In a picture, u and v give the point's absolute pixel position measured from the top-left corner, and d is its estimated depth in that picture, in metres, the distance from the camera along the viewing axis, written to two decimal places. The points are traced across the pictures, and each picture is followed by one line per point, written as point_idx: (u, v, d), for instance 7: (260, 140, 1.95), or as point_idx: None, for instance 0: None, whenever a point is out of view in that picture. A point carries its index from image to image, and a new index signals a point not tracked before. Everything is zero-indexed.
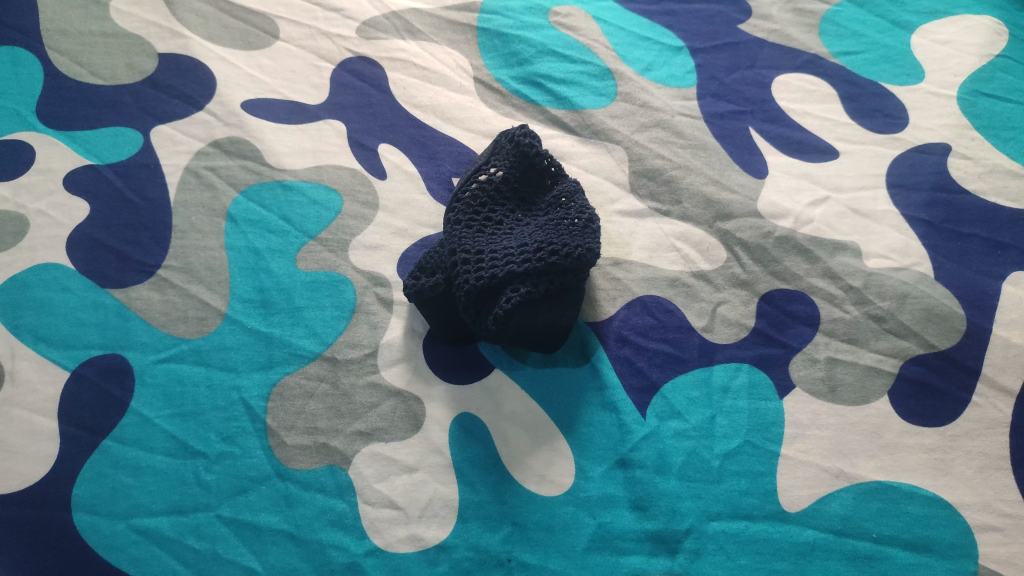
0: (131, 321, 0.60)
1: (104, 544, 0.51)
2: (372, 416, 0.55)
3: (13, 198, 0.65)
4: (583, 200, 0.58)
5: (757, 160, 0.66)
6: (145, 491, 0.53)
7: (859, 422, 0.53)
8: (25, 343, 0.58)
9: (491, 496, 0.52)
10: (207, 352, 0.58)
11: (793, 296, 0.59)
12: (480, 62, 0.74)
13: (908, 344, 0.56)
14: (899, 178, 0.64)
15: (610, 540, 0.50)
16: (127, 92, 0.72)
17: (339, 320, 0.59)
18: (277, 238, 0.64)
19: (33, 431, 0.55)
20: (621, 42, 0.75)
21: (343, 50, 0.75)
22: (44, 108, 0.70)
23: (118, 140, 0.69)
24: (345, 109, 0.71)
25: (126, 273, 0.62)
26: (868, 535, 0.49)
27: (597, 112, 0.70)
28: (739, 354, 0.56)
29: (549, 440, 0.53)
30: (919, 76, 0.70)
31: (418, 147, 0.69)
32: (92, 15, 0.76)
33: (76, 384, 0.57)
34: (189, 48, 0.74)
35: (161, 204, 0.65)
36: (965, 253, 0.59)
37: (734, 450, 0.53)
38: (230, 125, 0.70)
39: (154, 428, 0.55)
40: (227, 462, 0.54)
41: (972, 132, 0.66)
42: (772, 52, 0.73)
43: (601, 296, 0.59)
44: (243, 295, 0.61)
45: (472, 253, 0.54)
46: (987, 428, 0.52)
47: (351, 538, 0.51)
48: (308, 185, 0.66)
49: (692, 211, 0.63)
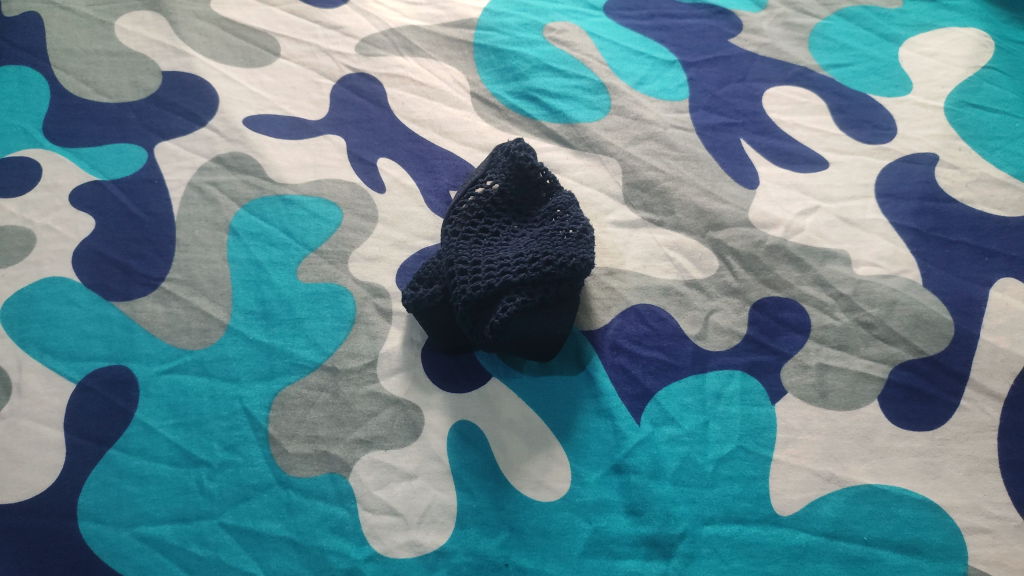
0: (135, 333, 0.61)
1: (109, 551, 0.52)
2: (372, 425, 0.56)
3: (20, 214, 0.67)
4: (577, 212, 0.59)
5: (748, 171, 0.67)
6: (150, 499, 0.54)
7: (849, 427, 0.54)
8: (32, 355, 0.60)
9: (488, 502, 0.53)
10: (210, 362, 0.59)
11: (784, 304, 0.60)
12: (476, 78, 0.76)
13: (898, 350, 0.57)
14: (888, 188, 0.65)
15: (606, 544, 0.51)
16: (132, 110, 0.73)
17: (339, 330, 0.60)
18: (279, 250, 0.65)
19: (39, 441, 0.56)
20: (615, 56, 0.76)
21: (343, 67, 0.77)
22: (51, 126, 0.72)
23: (122, 156, 0.70)
24: (344, 124, 0.73)
25: (131, 286, 0.63)
26: (859, 538, 0.50)
27: (591, 125, 0.71)
28: (732, 361, 0.57)
29: (546, 446, 0.54)
30: (907, 88, 0.71)
31: (416, 160, 0.70)
32: (97, 35, 0.78)
33: (82, 395, 0.58)
34: (192, 65, 0.76)
35: (165, 218, 0.67)
36: (953, 260, 0.60)
37: (727, 455, 0.53)
38: (232, 141, 0.71)
39: (158, 437, 0.56)
40: (230, 471, 0.55)
41: (959, 142, 0.67)
42: (762, 65, 0.75)
43: (595, 305, 0.61)
44: (245, 307, 0.62)
45: (469, 264, 0.56)
46: (975, 432, 0.53)
47: (351, 544, 0.52)
48: (308, 199, 0.68)
49: (685, 221, 0.65)
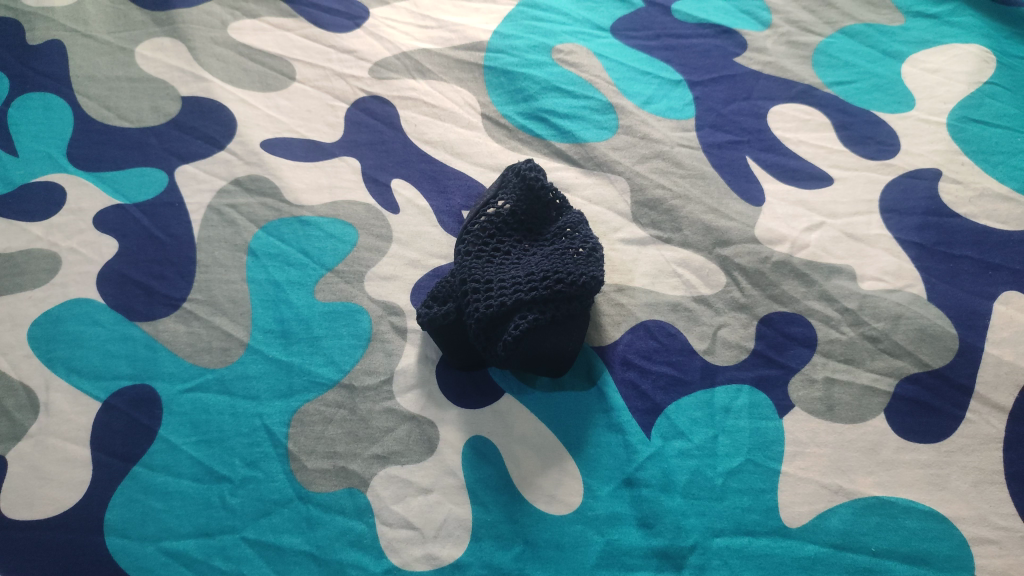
0: (158, 352, 0.63)
1: (135, 566, 0.53)
2: (388, 440, 0.58)
3: (45, 237, 0.69)
4: (587, 230, 0.61)
5: (754, 188, 0.69)
6: (174, 514, 0.55)
7: (857, 440, 0.55)
8: (59, 375, 0.62)
9: (503, 515, 0.54)
10: (231, 380, 0.61)
11: (791, 319, 0.61)
12: (486, 99, 0.77)
13: (903, 363, 0.58)
14: (892, 203, 0.66)
15: (618, 557, 0.52)
16: (153, 134, 0.75)
17: (356, 348, 0.62)
18: (297, 271, 0.67)
19: (67, 459, 0.58)
20: (622, 77, 0.78)
21: (356, 91, 0.79)
22: (74, 151, 0.74)
23: (144, 180, 0.72)
24: (358, 146, 0.75)
25: (154, 306, 0.65)
26: (867, 549, 0.51)
27: (599, 144, 0.73)
28: (740, 375, 0.59)
29: (558, 461, 0.56)
30: (909, 104, 0.73)
31: (428, 181, 0.72)
32: (118, 61, 0.81)
33: (107, 414, 0.60)
34: (211, 91, 0.78)
35: (186, 240, 0.69)
36: (956, 274, 0.61)
37: (736, 468, 0.55)
38: (250, 164, 0.73)
39: (181, 454, 0.58)
40: (251, 486, 0.56)
41: (961, 157, 0.68)
42: (767, 83, 0.76)
43: (605, 321, 0.62)
44: (265, 326, 0.64)
45: (481, 282, 0.57)
46: (981, 444, 0.54)
47: (369, 558, 0.53)
48: (325, 220, 0.69)
49: (692, 238, 0.66)
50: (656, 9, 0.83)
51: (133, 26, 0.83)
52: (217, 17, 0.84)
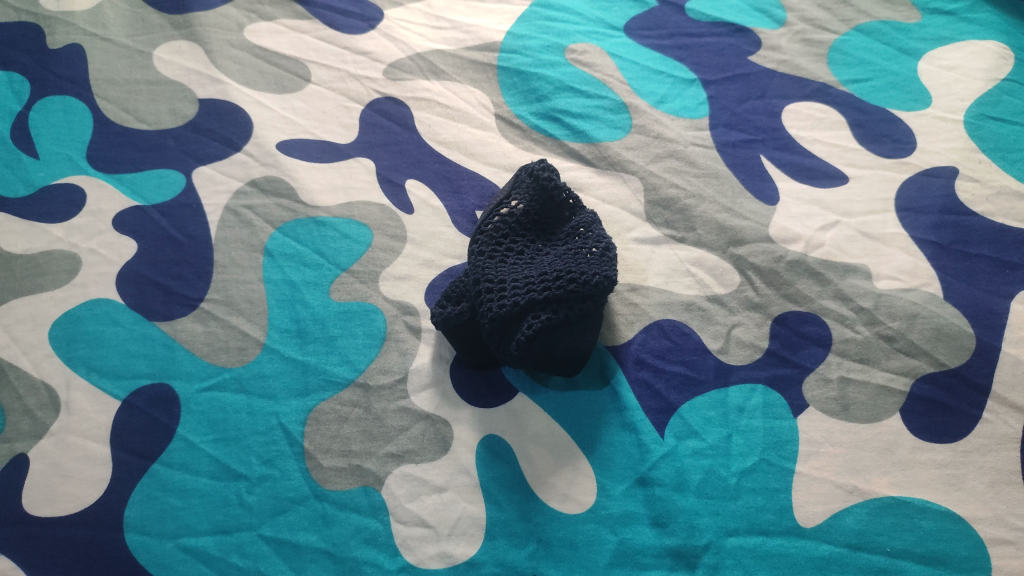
0: (177, 351, 0.63)
1: (154, 562, 0.54)
2: (403, 439, 0.58)
3: (66, 238, 0.70)
4: (600, 230, 0.61)
5: (769, 187, 0.69)
6: (192, 512, 0.56)
7: (872, 440, 0.55)
8: (79, 374, 0.63)
9: (516, 514, 0.54)
10: (248, 380, 0.62)
11: (805, 318, 0.61)
12: (500, 99, 0.78)
13: (919, 362, 0.57)
14: (908, 202, 0.66)
15: (631, 556, 0.52)
16: (171, 136, 0.76)
17: (371, 347, 0.62)
18: (312, 271, 0.67)
19: (87, 456, 0.59)
20: (635, 76, 0.78)
21: (371, 92, 0.79)
22: (94, 153, 0.75)
23: (163, 182, 0.73)
24: (373, 147, 0.75)
25: (172, 306, 0.66)
26: (882, 549, 0.51)
27: (612, 144, 0.73)
28: (754, 375, 0.58)
29: (571, 459, 0.56)
30: (926, 102, 0.72)
31: (443, 182, 0.72)
32: (137, 64, 0.82)
33: (126, 412, 0.61)
34: (227, 93, 0.79)
35: (203, 241, 0.70)
36: (974, 273, 0.61)
37: (750, 468, 0.54)
38: (266, 165, 0.74)
39: (199, 452, 0.59)
40: (268, 484, 0.57)
41: (978, 155, 0.68)
42: (782, 82, 0.76)
43: (619, 321, 0.62)
44: (281, 325, 0.64)
45: (495, 282, 0.58)
46: (998, 444, 0.54)
47: (384, 555, 0.54)
48: (339, 221, 0.70)
49: (706, 237, 0.66)
50: (670, 9, 0.83)
51: (151, 30, 0.84)
52: (233, 19, 0.85)
